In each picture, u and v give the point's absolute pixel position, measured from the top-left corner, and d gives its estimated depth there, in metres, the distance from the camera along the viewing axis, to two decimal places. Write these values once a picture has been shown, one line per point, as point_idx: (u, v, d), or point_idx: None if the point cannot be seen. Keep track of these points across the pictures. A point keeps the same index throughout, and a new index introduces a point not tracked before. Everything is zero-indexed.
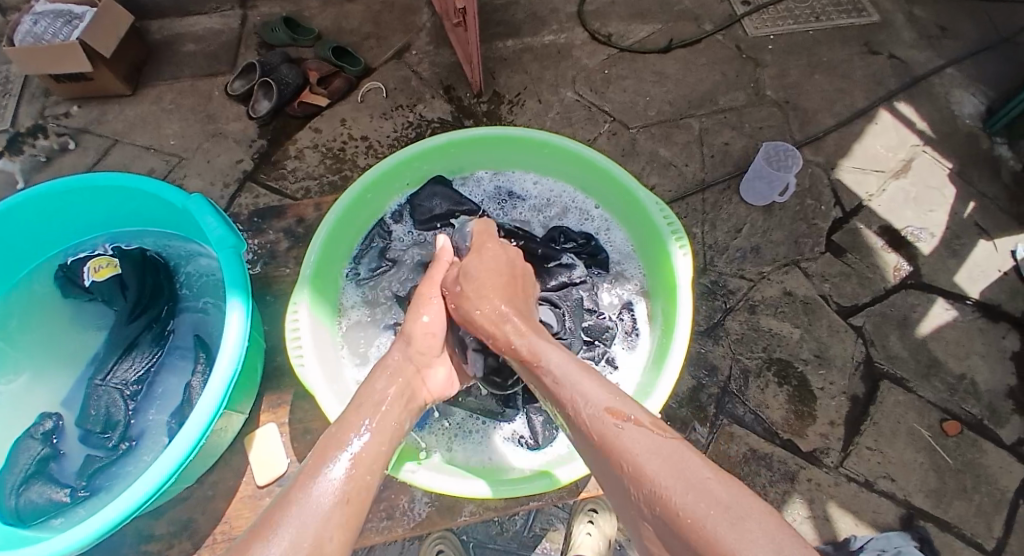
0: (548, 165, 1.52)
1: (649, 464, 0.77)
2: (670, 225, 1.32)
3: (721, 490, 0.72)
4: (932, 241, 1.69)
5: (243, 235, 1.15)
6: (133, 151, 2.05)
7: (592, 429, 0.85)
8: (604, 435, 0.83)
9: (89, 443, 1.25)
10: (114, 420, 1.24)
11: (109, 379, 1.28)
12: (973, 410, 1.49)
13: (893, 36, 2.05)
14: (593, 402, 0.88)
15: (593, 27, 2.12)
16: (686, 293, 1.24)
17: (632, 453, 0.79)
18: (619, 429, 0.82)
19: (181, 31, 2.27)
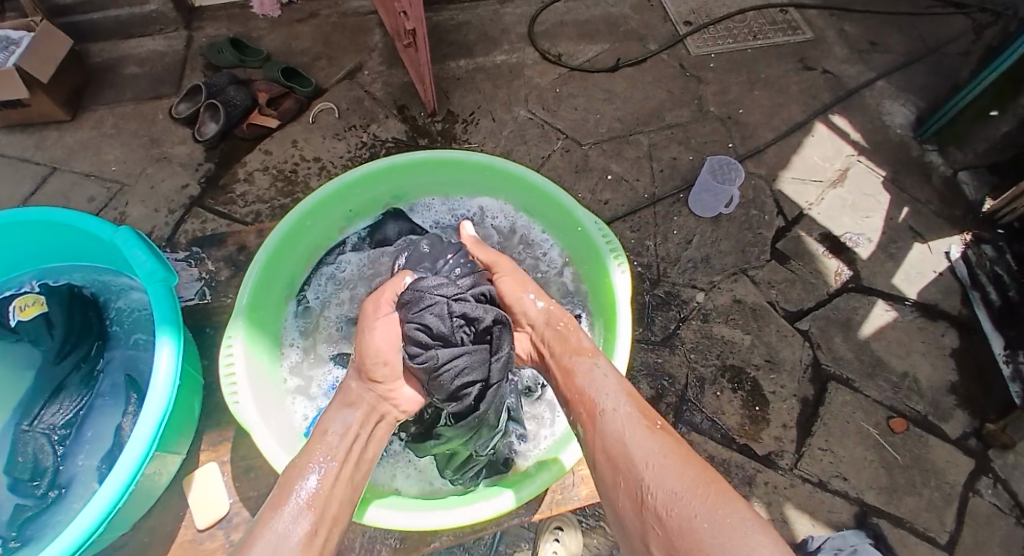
0: (493, 188, 1.53)
1: (660, 464, 0.85)
2: (610, 243, 1.34)
3: (715, 495, 0.80)
4: (869, 245, 1.77)
5: (174, 268, 1.12)
6: (71, 178, 1.97)
7: (618, 422, 0.93)
8: (628, 433, 0.91)
9: (17, 492, 1.18)
10: (42, 467, 1.17)
11: (36, 424, 1.22)
12: (917, 406, 1.56)
13: (826, 52, 2.16)
14: (628, 403, 0.96)
15: (543, 47, 2.16)
16: (624, 309, 1.25)
17: (645, 452, 0.87)
18: (644, 431, 0.91)
19: (122, 54, 2.21)
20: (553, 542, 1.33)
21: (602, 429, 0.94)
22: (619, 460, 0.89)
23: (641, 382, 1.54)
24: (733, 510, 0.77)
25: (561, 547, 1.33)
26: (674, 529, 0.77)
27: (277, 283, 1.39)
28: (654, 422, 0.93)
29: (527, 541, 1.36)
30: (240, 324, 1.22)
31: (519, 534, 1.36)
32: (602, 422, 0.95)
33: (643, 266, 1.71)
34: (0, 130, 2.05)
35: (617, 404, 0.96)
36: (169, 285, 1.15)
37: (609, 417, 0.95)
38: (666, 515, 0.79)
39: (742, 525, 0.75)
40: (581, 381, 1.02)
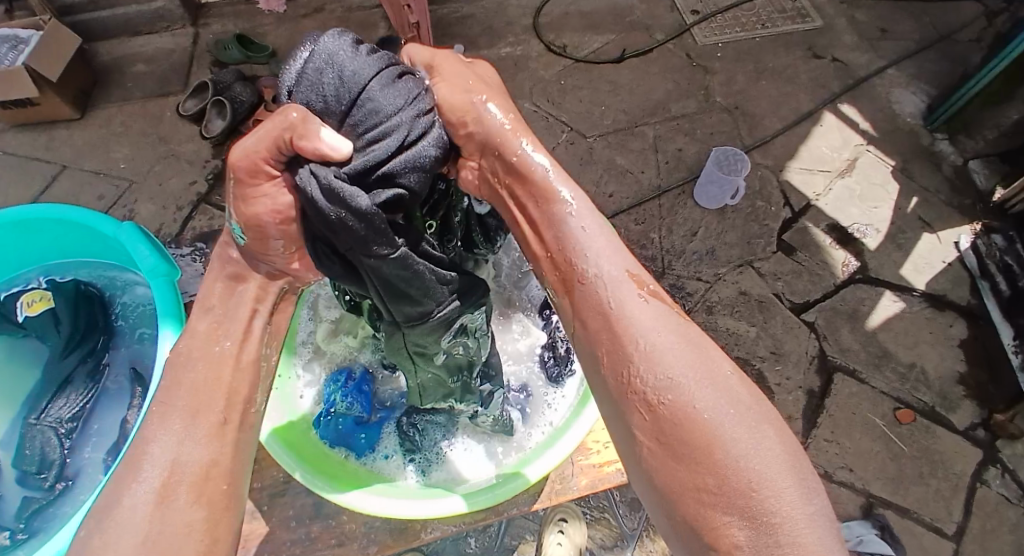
0: None
1: (671, 357, 0.61)
2: None
3: (736, 398, 0.60)
4: (878, 236, 1.75)
5: (177, 264, 1.13)
6: (81, 176, 1.99)
7: (605, 291, 0.66)
8: (621, 307, 0.65)
9: (25, 485, 1.20)
10: (49, 459, 1.20)
11: (42, 418, 1.24)
12: (924, 397, 1.54)
13: (835, 40, 2.13)
14: (616, 265, 0.68)
15: (548, 38, 2.15)
16: None
17: (646, 339, 0.63)
18: (640, 301, 0.65)
19: (130, 52, 2.23)
20: (558, 533, 1.33)
21: (578, 289, 0.68)
22: (607, 333, 0.64)
23: None
24: (759, 420, 0.59)
25: (566, 538, 1.32)
26: (682, 446, 0.58)
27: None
28: (649, 287, 0.68)
29: (532, 532, 1.37)
30: None
31: (524, 526, 1.37)
32: (579, 281, 0.68)
33: (648, 258, 1.70)
34: (12, 130, 2.08)
35: (602, 258, 0.68)
36: (172, 280, 1.16)
37: (594, 285, 0.67)
38: (679, 422, 0.58)
39: (770, 440, 0.57)
40: (553, 224, 0.71)
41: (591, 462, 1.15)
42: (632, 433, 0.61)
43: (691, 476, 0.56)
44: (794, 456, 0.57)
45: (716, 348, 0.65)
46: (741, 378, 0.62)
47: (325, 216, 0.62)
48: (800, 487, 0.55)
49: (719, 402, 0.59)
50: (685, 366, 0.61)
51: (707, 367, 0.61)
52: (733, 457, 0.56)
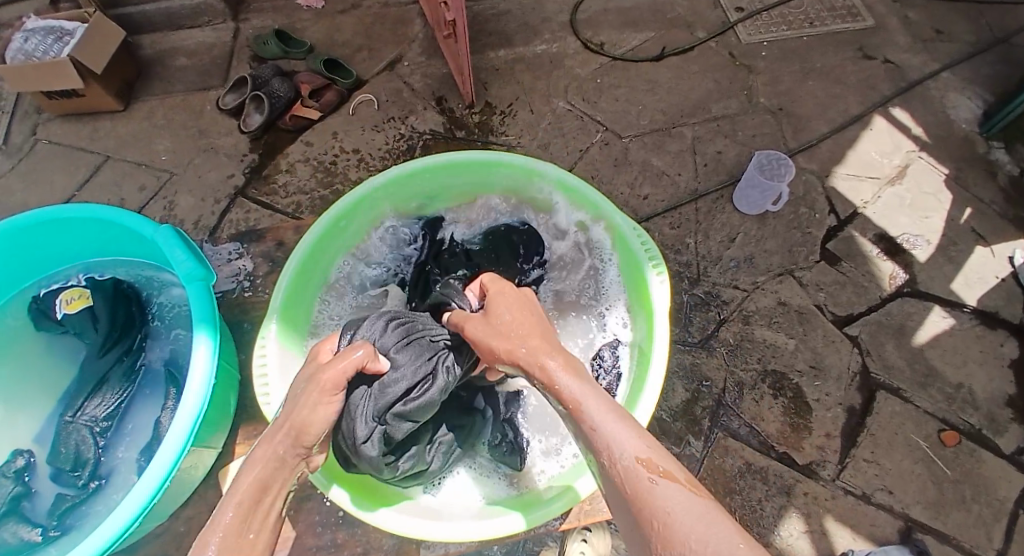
0: (523, 187, 1.52)
1: (682, 533, 0.64)
2: (648, 249, 1.33)
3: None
4: (928, 248, 1.67)
5: (213, 269, 1.15)
6: (124, 167, 2.04)
7: (622, 480, 0.72)
8: (635, 489, 0.70)
9: (61, 481, 1.25)
10: (84, 458, 1.23)
11: (79, 416, 1.28)
12: (970, 419, 1.47)
13: (887, 40, 2.04)
14: (626, 450, 0.75)
15: (585, 35, 2.11)
16: (663, 319, 1.24)
17: (659, 516, 0.67)
18: (650, 482, 0.70)
19: (173, 45, 2.27)
20: (581, 542, 1.31)
21: (607, 480, 0.75)
22: (631, 518, 0.70)
23: (677, 383, 1.50)
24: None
25: (589, 547, 1.30)
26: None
27: (308, 301, 1.42)
28: (661, 467, 0.72)
29: (554, 539, 1.34)
30: (275, 322, 1.27)
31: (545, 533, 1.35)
32: (606, 471, 0.75)
33: (682, 265, 1.66)
34: (60, 120, 2.13)
35: (620, 444, 0.76)
36: (209, 284, 1.19)
37: (615, 475, 0.74)
38: None
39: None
40: (580, 426, 0.82)
41: None
42: None
43: None
44: None
45: (731, 518, 0.65)
46: (750, 548, 0.61)
47: (347, 430, 1.05)
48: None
49: None
50: (689, 538, 0.63)
51: (711, 535, 0.62)
52: None
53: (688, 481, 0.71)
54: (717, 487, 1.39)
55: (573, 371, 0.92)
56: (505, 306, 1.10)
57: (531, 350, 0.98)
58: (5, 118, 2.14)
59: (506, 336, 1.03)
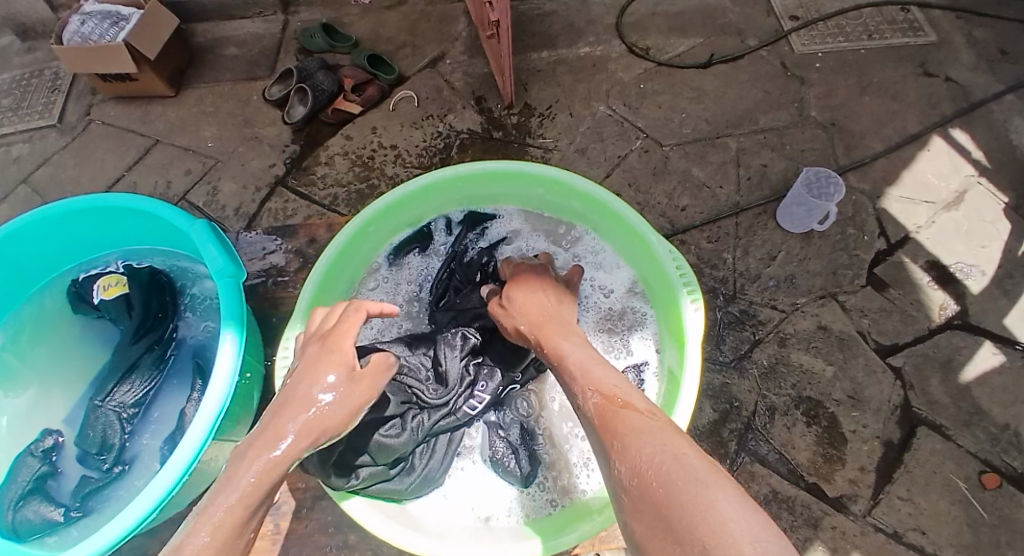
0: (559, 201, 1.49)
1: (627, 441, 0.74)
2: (684, 276, 1.27)
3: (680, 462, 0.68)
4: (983, 279, 1.58)
5: (242, 267, 1.18)
6: (171, 151, 2.08)
7: (593, 413, 0.84)
8: (602, 418, 0.81)
9: (86, 464, 1.28)
10: (109, 443, 1.26)
11: (108, 400, 1.31)
12: (1015, 463, 1.38)
13: (950, 57, 1.94)
14: (600, 390, 0.87)
15: (631, 39, 2.06)
16: (695, 350, 1.19)
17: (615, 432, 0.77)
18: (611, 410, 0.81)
19: (225, 35, 2.31)
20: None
21: (585, 418, 0.86)
22: (599, 442, 0.79)
23: (706, 403, 1.45)
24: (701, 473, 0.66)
25: None
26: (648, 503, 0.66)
27: (336, 300, 1.42)
28: (627, 401, 0.83)
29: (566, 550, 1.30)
30: (300, 324, 1.28)
31: None
32: (584, 408, 0.87)
33: (718, 281, 1.61)
34: (113, 103, 2.20)
35: (598, 386, 0.88)
36: (239, 281, 1.22)
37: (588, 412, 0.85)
38: (643, 492, 0.67)
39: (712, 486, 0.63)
40: (570, 379, 0.95)
41: None
42: (622, 513, 0.70)
43: (652, 532, 0.64)
44: (732, 502, 0.62)
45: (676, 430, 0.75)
46: (697, 456, 0.70)
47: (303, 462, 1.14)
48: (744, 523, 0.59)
49: (660, 463, 0.68)
50: (641, 445, 0.73)
51: (661, 444, 0.72)
52: (670, 504, 0.63)
53: (651, 411, 0.81)
54: None
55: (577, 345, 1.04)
56: (527, 288, 1.22)
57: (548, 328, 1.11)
58: (61, 97, 2.22)
59: (528, 316, 1.15)
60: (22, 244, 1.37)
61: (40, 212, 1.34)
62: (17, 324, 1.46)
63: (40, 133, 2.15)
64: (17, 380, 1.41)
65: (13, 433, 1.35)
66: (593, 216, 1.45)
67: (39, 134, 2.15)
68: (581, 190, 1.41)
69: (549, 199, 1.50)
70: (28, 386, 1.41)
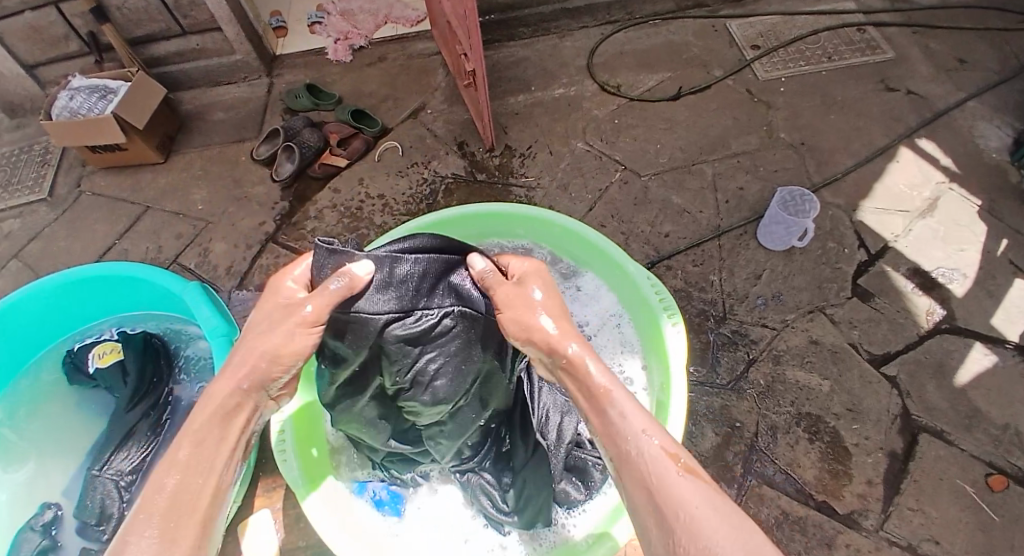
0: (534, 239, 1.53)
1: (695, 507, 0.73)
2: (663, 300, 1.32)
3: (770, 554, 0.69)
4: (965, 282, 1.61)
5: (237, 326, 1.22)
6: (163, 217, 2.11)
7: (646, 465, 0.79)
8: (660, 481, 0.77)
9: (86, 534, 1.27)
10: (108, 512, 1.25)
11: (105, 469, 1.30)
12: (1019, 462, 1.38)
13: (909, 72, 2.02)
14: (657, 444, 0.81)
15: (602, 78, 2.14)
16: (680, 366, 1.23)
17: (684, 504, 0.74)
18: (671, 479, 0.76)
19: (211, 101, 2.39)
20: None
21: (629, 469, 0.80)
22: (653, 507, 0.76)
23: (706, 427, 1.45)
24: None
25: None
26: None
27: None
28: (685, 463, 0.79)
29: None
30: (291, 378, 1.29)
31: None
32: (632, 459, 0.81)
33: (707, 303, 1.63)
34: (103, 174, 2.25)
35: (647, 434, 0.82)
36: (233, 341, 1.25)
37: (653, 477, 0.78)
38: None
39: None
40: (605, 416, 0.86)
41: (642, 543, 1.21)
42: None
43: None
44: None
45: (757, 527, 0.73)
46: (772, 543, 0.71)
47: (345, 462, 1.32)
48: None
49: None
50: (712, 524, 0.71)
51: (732, 522, 0.72)
52: None
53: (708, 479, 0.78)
54: None
55: (608, 372, 0.90)
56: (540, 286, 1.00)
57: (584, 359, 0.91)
58: (52, 171, 2.27)
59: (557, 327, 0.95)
60: (20, 318, 1.39)
61: (36, 285, 1.37)
62: (14, 399, 1.46)
63: (30, 208, 2.19)
64: (13, 455, 1.40)
65: (12, 509, 1.33)
66: (569, 251, 1.49)
67: (29, 209, 2.18)
68: (562, 226, 1.46)
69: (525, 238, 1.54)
70: (24, 461, 1.39)
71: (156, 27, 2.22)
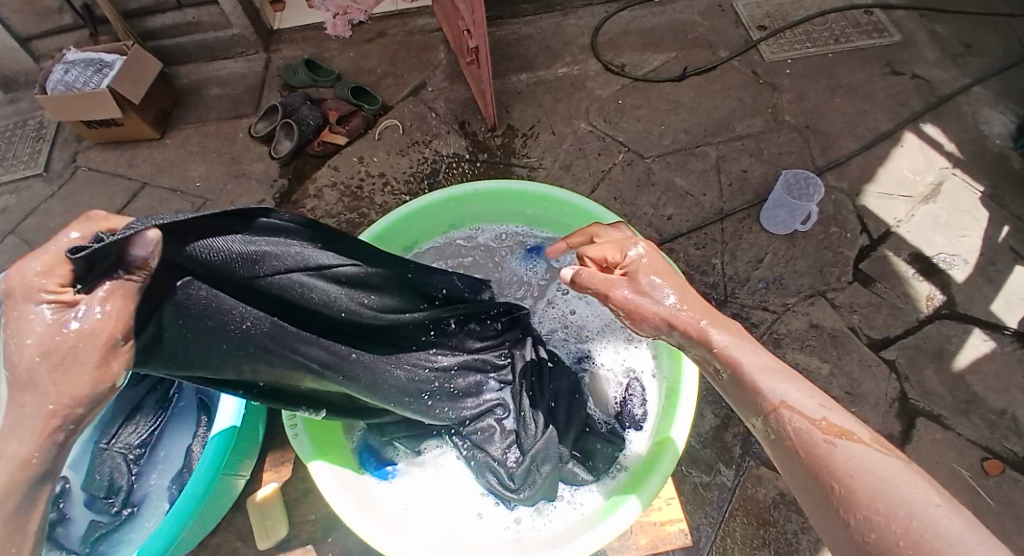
0: (545, 217, 1.52)
1: (852, 462, 0.67)
2: None
3: (942, 501, 0.62)
4: (966, 268, 1.62)
5: None
6: (160, 194, 2.09)
7: (795, 440, 0.72)
8: (815, 446, 0.70)
9: (93, 508, 1.26)
10: (117, 486, 1.25)
11: (113, 443, 1.30)
12: (1014, 447, 1.40)
13: (917, 56, 2.00)
14: (800, 409, 0.73)
15: (606, 58, 2.12)
16: None
17: (848, 465, 0.67)
18: (838, 443, 0.70)
19: (207, 76, 2.35)
20: None
21: (775, 443, 0.74)
22: (813, 480, 0.69)
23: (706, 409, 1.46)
24: (979, 534, 0.58)
25: None
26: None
27: None
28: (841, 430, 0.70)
29: None
30: None
31: None
32: (778, 424, 0.74)
33: (709, 286, 1.63)
34: (99, 149, 2.22)
35: (800, 404, 0.74)
36: None
37: (817, 451, 0.70)
38: None
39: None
40: (750, 394, 0.78)
41: (649, 519, 1.19)
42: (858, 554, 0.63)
43: None
44: None
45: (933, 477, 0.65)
46: (948, 508, 0.61)
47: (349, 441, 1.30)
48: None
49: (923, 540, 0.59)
50: (882, 502, 0.63)
51: (899, 495, 0.62)
52: None
53: (878, 443, 0.69)
54: (750, 518, 1.34)
55: (742, 334, 0.85)
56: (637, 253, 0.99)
57: (726, 338, 0.84)
58: (47, 146, 2.24)
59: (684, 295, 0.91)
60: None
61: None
62: None
63: (26, 183, 2.16)
64: None
65: None
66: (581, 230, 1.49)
67: (25, 184, 2.16)
68: (571, 204, 1.45)
69: (534, 216, 1.53)
70: None
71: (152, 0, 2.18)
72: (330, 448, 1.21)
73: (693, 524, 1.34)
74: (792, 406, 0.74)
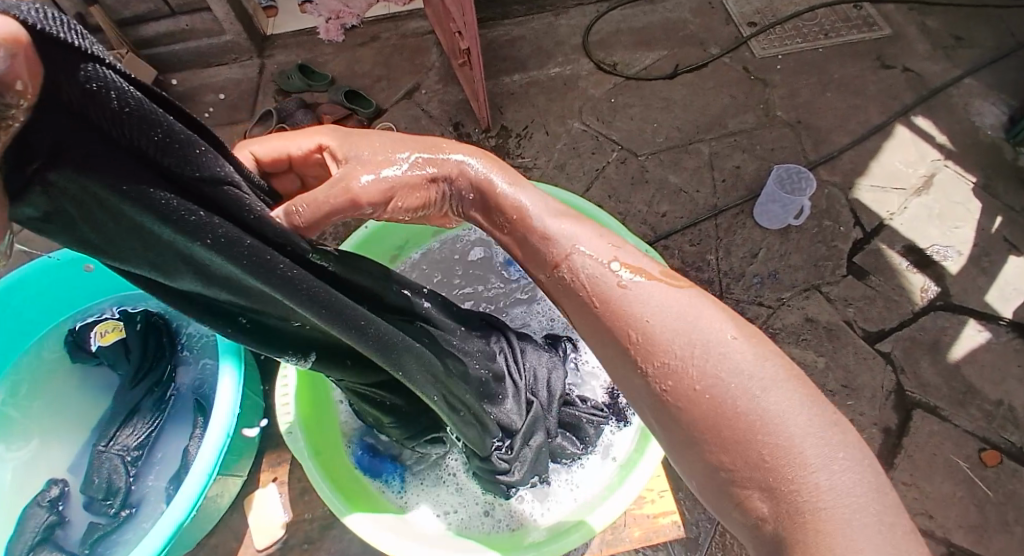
0: None
1: (666, 336, 0.64)
2: None
3: (757, 357, 0.61)
4: (960, 259, 1.62)
5: None
6: None
7: (590, 295, 0.71)
8: (606, 300, 0.70)
9: (92, 510, 1.27)
10: (116, 487, 1.26)
11: (111, 445, 1.31)
12: (1011, 437, 1.41)
13: (907, 49, 2.01)
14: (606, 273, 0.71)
15: (598, 57, 2.12)
16: None
17: (663, 340, 0.64)
18: (648, 325, 0.65)
19: (202, 83, 2.35)
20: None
21: (582, 312, 0.72)
22: (627, 353, 0.67)
23: None
24: (798, 400, 0.58)
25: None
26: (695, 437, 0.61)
27: None
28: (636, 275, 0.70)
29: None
30: None
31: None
32: (576, 289, 0.72)
33: (704, 282, 1.64)
34: None
35: (594, 257, 0.73)
36: None
37: (628, 340, 0.67)
38: (721, 439, 0.58)
39: (837, 444, 0.55)
40: (543, 246, 0.77)
41: (644, 512, 1.18)
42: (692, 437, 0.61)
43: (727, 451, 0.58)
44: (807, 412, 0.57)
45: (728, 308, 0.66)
46: (743, 339, 0.62)
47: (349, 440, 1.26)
48: (880, 534, 0.51)
49: (743, 400, 0.58)
50: (701, 366, 0.61)
51: (705, 348, 0.62)
52: (746, 429, 0.57)
53: (664, 277, 0.70)
54: None
55: (519, 187, 0.82)
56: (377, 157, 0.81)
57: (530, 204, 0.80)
58: None
59: (437, 161, 0.83)
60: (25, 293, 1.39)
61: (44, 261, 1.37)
62: (15, 376, 1.45)
63: None
64: (17, 432, 1.40)
65: (16, 486, 1.34)
66: None
67: None
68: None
69: None
70: (28, 438, 1.40)
71: (144, 8, 2.18)
72: (322, 447, 1.18)
73: (691, 519, 1.35)
74: (582, 266, 0.73)
